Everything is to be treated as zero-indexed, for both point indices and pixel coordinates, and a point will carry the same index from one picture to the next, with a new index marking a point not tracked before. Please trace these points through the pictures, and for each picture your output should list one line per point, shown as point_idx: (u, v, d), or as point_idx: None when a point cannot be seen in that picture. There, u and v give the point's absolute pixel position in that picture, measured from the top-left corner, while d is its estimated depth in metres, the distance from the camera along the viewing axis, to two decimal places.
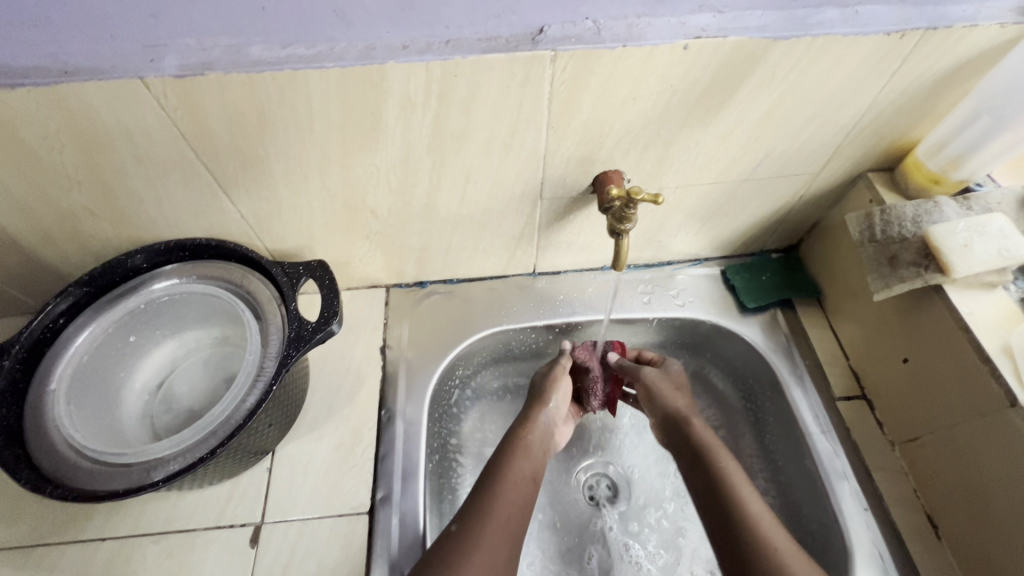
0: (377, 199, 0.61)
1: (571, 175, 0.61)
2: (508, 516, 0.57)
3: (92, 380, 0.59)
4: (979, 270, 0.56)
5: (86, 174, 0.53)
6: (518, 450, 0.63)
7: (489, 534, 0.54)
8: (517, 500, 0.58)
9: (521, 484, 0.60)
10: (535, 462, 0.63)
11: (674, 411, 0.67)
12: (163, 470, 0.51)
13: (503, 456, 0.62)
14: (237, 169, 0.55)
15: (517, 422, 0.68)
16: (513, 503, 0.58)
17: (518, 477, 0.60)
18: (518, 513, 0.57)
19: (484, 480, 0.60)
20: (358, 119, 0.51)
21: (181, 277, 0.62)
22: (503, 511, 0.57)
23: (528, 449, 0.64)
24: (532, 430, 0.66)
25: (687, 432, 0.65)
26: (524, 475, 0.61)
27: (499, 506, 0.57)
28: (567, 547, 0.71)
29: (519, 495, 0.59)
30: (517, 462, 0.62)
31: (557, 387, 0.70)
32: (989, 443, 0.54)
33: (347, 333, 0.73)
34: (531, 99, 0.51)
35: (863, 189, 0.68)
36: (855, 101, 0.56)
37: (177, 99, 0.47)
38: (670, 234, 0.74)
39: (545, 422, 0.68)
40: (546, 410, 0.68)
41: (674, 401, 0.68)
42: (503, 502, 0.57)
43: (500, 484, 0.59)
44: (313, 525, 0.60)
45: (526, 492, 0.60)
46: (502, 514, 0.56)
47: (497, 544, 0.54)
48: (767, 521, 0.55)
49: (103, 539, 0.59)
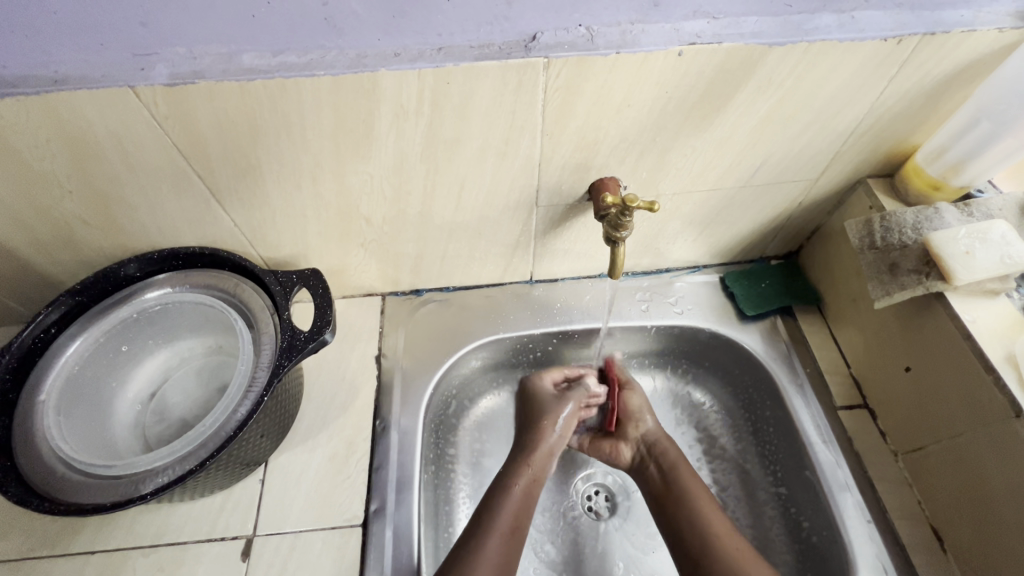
0: (371, 207, 0.60)
1: (566, 183, 0.60)
2: (495, 566, 0.55)
3: (83, 391, 0.58)
4: (981, 278, 0.55)
5: (78, 183, 0.52)
6: (515, 491, 0.62)
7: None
8: (505, 549, 0.57)
9: (511, 529, 0.59)
10: (527, 502, 0.62)
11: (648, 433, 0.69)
12: (152, 483, 0.51)
13: (494, 499, 0.61)
14: (230, 178, 0.54)
15: (521, 451, 0.67)
16: (501, 558, 0.56)
17: (509, 526, 0.58)
18: (506, 565, 0.56)
19: (473, 526, 0.59)
20: (351, 127, 0.51)
21: (174, 286, 0.61)
22: (492, 564, 0.55)
23: (530, 490, 0.63)
24: (534, 465, 0.66)
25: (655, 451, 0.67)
26: (512, 519, 0.59)
27: (487, 558, 0.55)
28: (558, 550, 0.71)
29: (508, 544, 0.57)
30: (506, 505, 0.60)
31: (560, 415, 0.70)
32: (993, 454, 0.53)
33: (342, 341, 0.73)
34: (525, 106, 0.50)
35: (862, 196, 0.67)
36: (854, 106, 0.56)
37: (168, 109, 0.47)
38: (669, 241, 0.73)
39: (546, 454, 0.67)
40: (551, 435, 0.68)
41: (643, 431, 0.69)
42: (492, 550, 0.56)
43: (489, 531, 0.57)
44: (305, 538, 0.59)
45: (513, 541, 0.58)
46: (492, 563, 0.55)
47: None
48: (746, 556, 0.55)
49: (92, 552, 0.58)
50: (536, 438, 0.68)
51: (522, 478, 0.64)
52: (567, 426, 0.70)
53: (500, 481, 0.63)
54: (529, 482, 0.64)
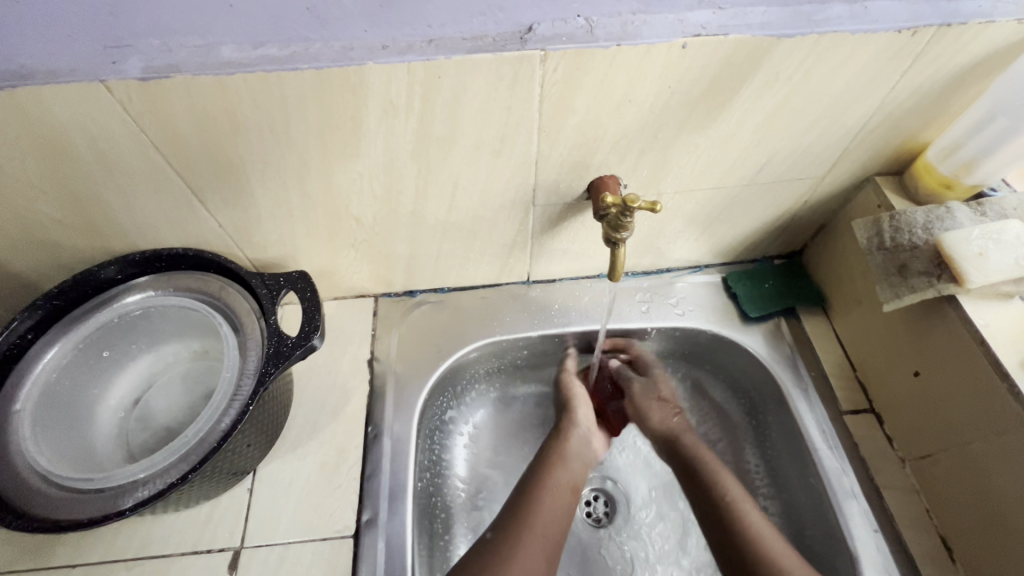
0: (362, 207, 0.58)
1: (564, 181, 0.58)
2: (546, 531, 0.57)
3: (61, 399, 0.56)
4: (995, 280, 0.53)
5: (51, 183, 0.50)
6: (560, 459, 0.64)
7: (527, 545, 0.55)
8: (557, 508, 0.60)
9: (557, 493, 0.61)
10: (571, 471, 0.64)
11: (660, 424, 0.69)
12: (132, 497, 0.48)
13: (539, 468, 0.63)
14: (213, 177, 0.52)
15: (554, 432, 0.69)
16: (552, 512, 0.59)
17: (557, 484, 0.61)
18: (555, 523, 0.58)
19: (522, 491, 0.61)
20: (338, 124, 0.48)
21: (156, 290, 0.59)
22: (543, 517, 0.58)
23: (567, 460, 0.65)
24: (569, 437, 0.67)
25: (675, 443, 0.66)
26: (566, 481, 0.63)
27: (540, 513, 0.58)
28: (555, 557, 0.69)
29: (558, 504, 0.60)
30: (557, 472, 0.63)
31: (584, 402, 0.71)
32: (1007, 463, 0.52)
33: (334, 345, 0.70)
34: (521, 101, 0.48)
35: (870, 194, 0.65)
36: (864, 102, 0.53)
37: (143, 104, 0.44)
38: (669, 240, 0.71)
39: (580, 432, 0.68)
40: (581, 418, 0.69)
41: (663, 423, 0.69)
42: (542, 516, 0.58)
43: (540, 492, 0.60)
44: (295, 549, 0.57)
45: (565, 500, 0.61)
46: (543, 521, 0.57)
47: (535, 552, 0.55)
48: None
49: (74, 565, 0.56)
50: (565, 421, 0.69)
51: (561, 451, 0.65)
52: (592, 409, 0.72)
53: (542, 454, 0.66)
54: (571, 452, 0.66)
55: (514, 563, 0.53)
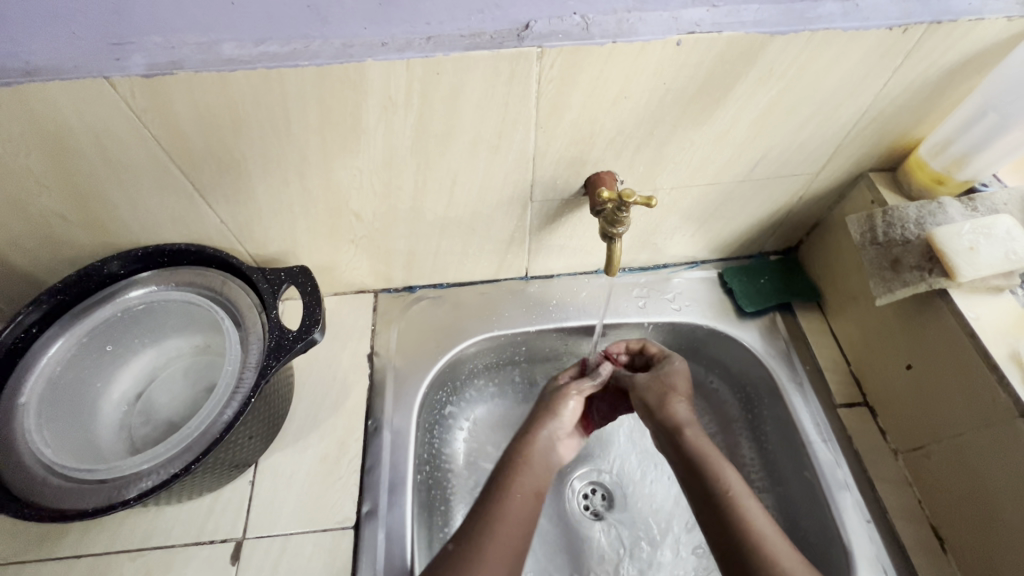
0: (361, 202, 0.59)
1: (562, 177, 0.59)
2: (509, 542, 0.54)
3: (65, 393, 0.56)
4: (985, 273, 0.54)
5: (55, 178, 0.50)
6: (525, 463, 0.61)
7: (488, 558, 0.52)
8: (520, 518, 0.56)
9: (523, 500, 0.57)
10: (538, 477, 0.60)
11: (670, 420, 0.62)
12: (136, 487, 0.49)
13: (502, 474, 0.59)
14: (214, 172, 0.53)
15: (522, 433, 0.65)
16: (516, 522, 0.55)
17: (521, 492, 0.58)
18: (519, 532, 0.55)
19: (484, 498, 0.57)
20: (338, 120, 0.49)
21: (158, 284, 0.60)
22: (507, 526, 0.55)
23: (532, 464, 0.61)
24: (535, 441, 0.63)
25: (680, 441, 0.60)
26: (530, 488, 0.59)
27: (503, 524, 0.55)
28: (554, 548, 0.70)
29: (521, 512, 0.56)
30: (519, 477, 0.59)
31: (569, 398, 0.66)
32: (996, 453, 0.53)
33: (334, 339, 0.71)
34: (518, 98, 0.49)
35: (864, 190, 0.66)
36: (856, 98, 0.54)
37: (146, 100, 0.45)
38: (666, 236, 0.72)
39: (548, 436, 0.64)
40: (556, 419, 0.65)
41: (665, 412, 0.63)
42: (506, 526, 0.55)
43: (503, 500, 0.56)
44: (296, 540, 0.57)
45: (529, 507, 0.57)
46: (506, 532, 0.54)
47: (498, 565, 0.52)
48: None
49: (78, 556, 0.57)
50: (536, 421, 0.65)
51: (527, 455, 0.62)
52: (576, 408, 0.67)
53: (507, 457, 0.62)
54: (537, 455, 0.62)
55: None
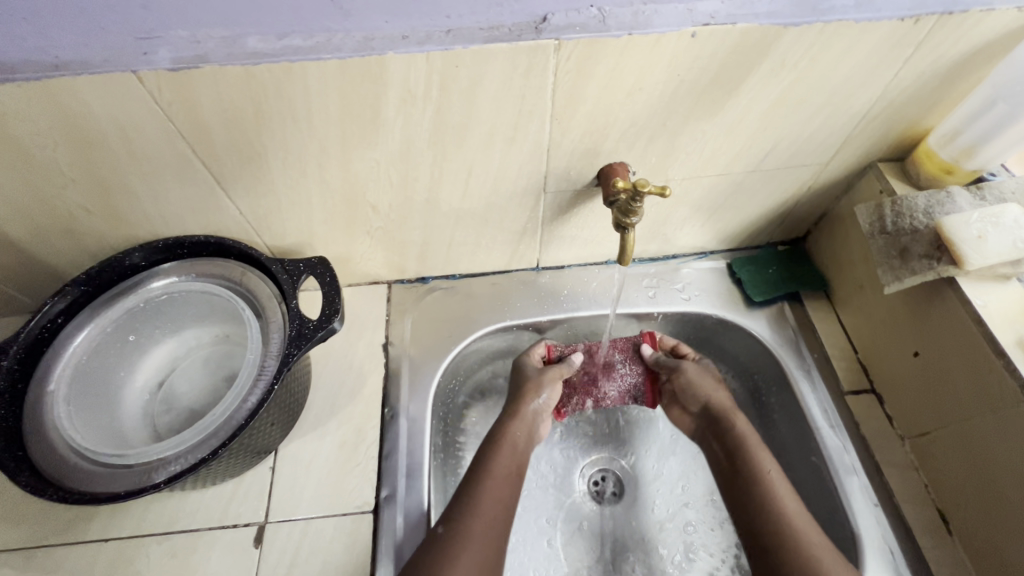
0: (378, 194, 0.60)
1: (575, 168, 0.60)
2: (491, 519, 0.56)
3: (91, 381, 0.58)
4: (993, 262, 0.54)
5: (81, 171, 0.51)
6: (503, 444, 0.63)
7: (473, 539, 0.54)
8: (500, 497, 0.58)
9: (503, 480, 0.60)
10: (517, 458, 0.63)
11: (718, 406, 0.67)
12: (164, 472, 0.51)
13: (483, 456, 0.62)
14: (235, 165, 0.54)
15: (504, 415, 0.67)
16: (496, 503, 0.58)
17: (501, 475, 0.60)
18: (500, 512, 0.57)
19: (467, 479, 0.60)
20: (358, 112, 0.50)
21: (180, 275, 0.61)
22: (487, 508, 0.57)
23: (513, 445, 0.63)
24: (516, 422, 0.65)
25: (729, 428, 0.65)
26: (509, 467, 0.61)
27: (483, 506, 0.57)
28: (556, 528, 0.72)
29: (502, 493, 0.59)
30: (499, 457, 0.61)
31: (546, 383, 0.68)
32: (1001, 438, 0.54)
33: (349, 330, 0.72)
34: (535, 90, 0.50)
35: (873, 179, 0.66)
36: (866, 89, 0.55)
37: (171, 93, 0.46)
38: (676, 227, 0.73)
39: (529, 416, 0.67)
40: (534, 401, 0.67)
41: (710, 397, 0.67)
42: (487, 505, 0.57)
43: (484, 481, 0.59)
44: (317, 524, 0.59)
45: (508, 486, 0.60)
46: (487, 514, 0.56)
47: (483, 545, 0.54)
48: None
49: (106, 540, 0.58)
50: (515, 403, 0.67)
51: (508, 435, 0.64)
52: (552, 390, 0.68)
53: (489, 439, 0.64)
54: (515, 436, 0.64)
55: (467, 562, 0.52)
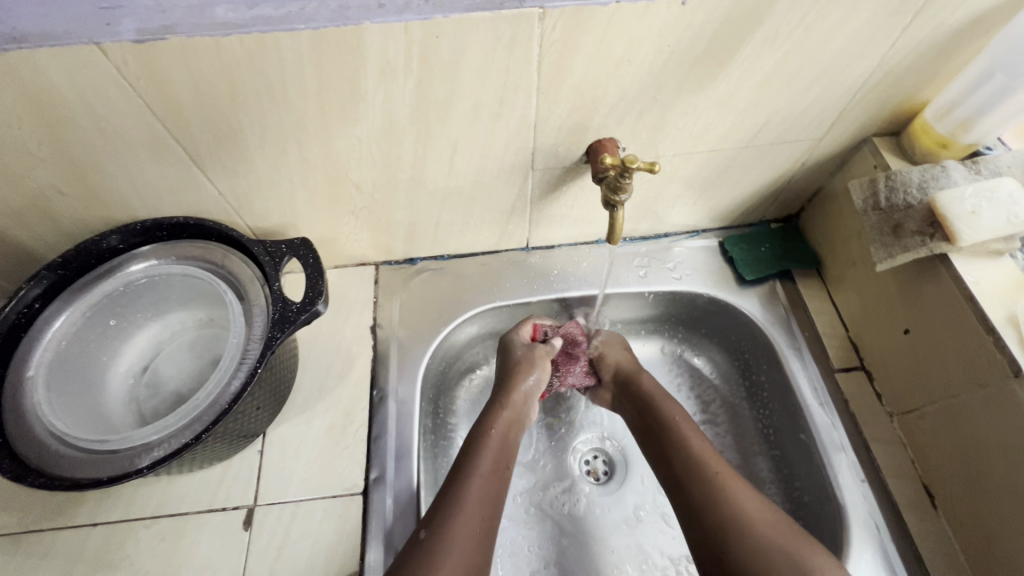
0: (361, 172, 0.58)
1: (563, 145, 0.58)
2: (477, 516, 0.54)
3: (73, 366, 0.57)
4: (986, 238, 0.54)
5: (49, 150, 0.49)
6: (492, 437, 0.60)
7: (458, 539, 0.52)
8: (486, 494, 0.55)
9: (490, 476, 0.57)
10: (505, 449, 0.60)
11: (623, 368, 0.69)
12: (147, 457, 0.50)
13: (471, 448, 0.59)
14: (211, 143, 0.52)
15: (493, 403, 0.64)
16: (483, 500, 0.55)
17: (489, 470, 0.57)
18: (487, 508, 0.55)
19: (451, 473, 0.57)
20: (336, 87, 0.48)
21: (160, 259, 0.60)
22: (473, 506, 0.54)
23: (503, 436, 0.61)
24: (506, 409, 0.63)
25: (636, 387, 0.67)
26: (497, 461, 0.59)
27: (468, 506, 0.54)
28: (544, 503, 0.72)
29: (490, 489, 0.56)
30: (486, 448, 0.59)
31: (532, 368, 0.66)
32: (989, 414, 0.54)
33: (337, 312, 0.72)
34: (519, 62, 0.48)
35: (868, 155, 0.65)
36: (863, 60, 0.53)
37: (139, 67, 0.44)
38: (667, 205, 0.72)
39: (519, 399, 0.65)
40: (524, 383, 0.66)
41: (620, 361, 0.70)
42: (472, 503, 0.54)
43: (469, 476, 0.56)
44: (307, 506, 0.59)
45: (496, 481, 0.57)
46: (471, 514, 0.53)
47: (468, 542, 0.52)
48: (770, 528, 0.52)
49: (94, 525, 0.58)
50: (506, 388, 0.65)
51: (498, 424, 0.62)
52: (539, 373, 0.67)
53: (478, 428, 0.61)
54: (505, 426, 0.62)
55: (454, 563, 0.50)
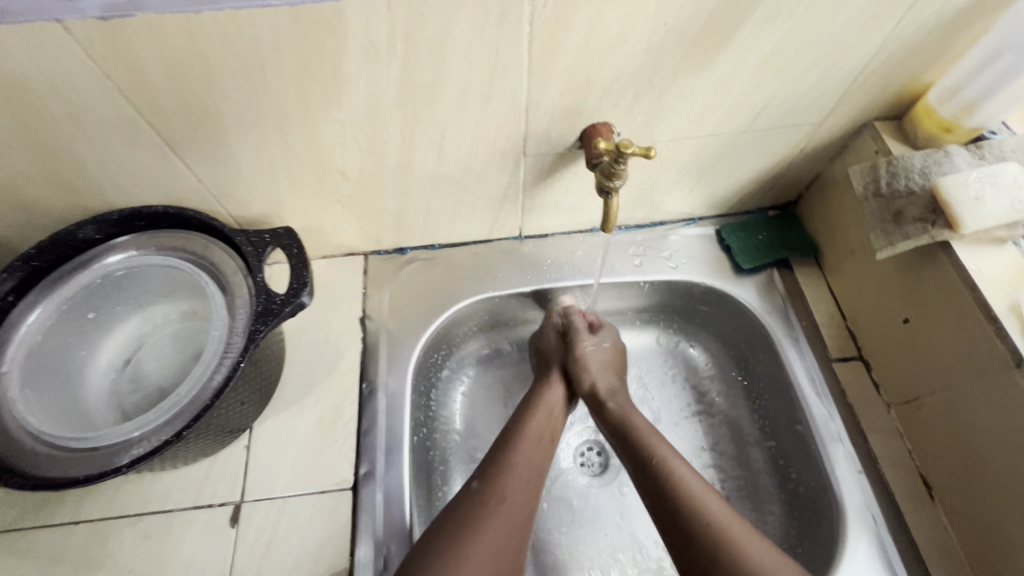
0: (345, 159, 0.56)
1: (556, 130, 0.56)
2: (525, 478, 0.55)
3: (50, 361, 0.55)
4: (989, 225, 0.53)
5: (16, 136, 0.47)
6: (539, 408, 0.63)
7: (506, 501, 0.53)
8: (533, 460, 0.57)
9: (536, 443, 0.59)
10: (551, 420, 0.63)
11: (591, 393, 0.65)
12: (127, 455, 0.48)
13: (519, 416, 0.62)
14: (187, 128, 0.50)
15: (540, 380, 0.68)
16: (530, 465, 0.57)
17: (535, 435, 0.60)
18: (534, 473, 0.56)
19: (500, 440, 0.59)
20: (316, 68, 0.46)
21: (138, 249, 0.58)
22: (521, 468, 0.56)
23: (551, 407, 0.64)
24: (553, 384, 0.66)
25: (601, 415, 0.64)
26: (544, 431, 0.61)
27: (516, 467, 0.56)
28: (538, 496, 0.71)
29: (536, 455, 0.58)
30: (534, 417, 0.62)
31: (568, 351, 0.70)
32: (989, 405, 0.53)
33: (325, 303, 0.70)
34: (509, 42, 0.46)
35: (868, 140, 0.63)
36: (866, 41, 0.52)
37: (106, 47, 0.41)
38: (663, 191, 0.70)
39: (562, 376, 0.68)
40: (565, 361, 0.69)
41: (597, 381, 0.66)
42: (519, 466, 0.56)
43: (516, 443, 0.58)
44: (295, 502, 0.58)
45: (543, 450, 0.59)
46: (519, 475, 0.55)
47: (515, 503, 0.53)
48: (774, 574, 0.46)
49: (77, 522, 0.57)
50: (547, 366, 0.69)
51: (546, 399, 0.64)
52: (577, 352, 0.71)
53: (526, 400, 0.65)
54: (551, 400, 0.64)
55: (499, 521, 0.51)
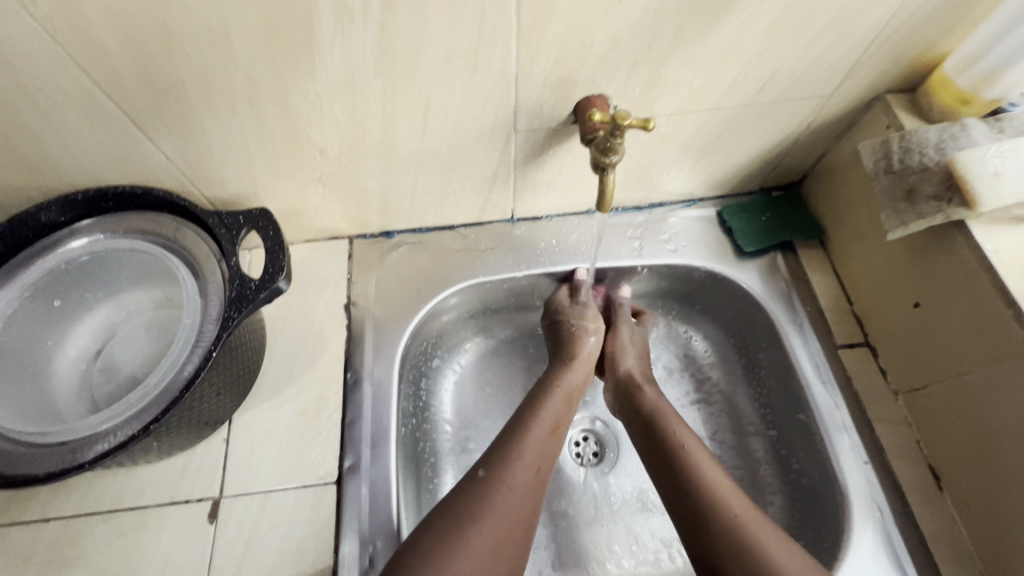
0: (323, 134, 0.52)
1: (548, 103, 0.52)
2: (534, 466, 0.52)
3: (13, 351, 0.52)
4: (1008, 202, 0.50)
5: None
6: (557, 393, 0.59)
7: (513, 493, 0.50)
8: (543, 451, 0.54)
9: (549, 433, 0.56)
10: (567, 410, 0.59)
11: (626, 372, 0.64)
12: (92, 450, 0.46)
13: (532, 403, 0.58)
14: (150, 100, 0.46)
15: (558, 362, 0.64)
16: (540, 455, 0.54)
17: (550, 425, 0.56)
18: (544, 463, 0.53)
19: (510, 426, 0.56)
20: (287, 32, 0.42)
21: (105, 233, 0.54)
22: (530, 457, 0.53)
23: (567, 394, 0.60)
24: (573, 369, 0.62)
25: (636, 395, 0.61)
26: (557, 419, 0.57)
27: (524, 455, 0.53)
28: None
29: (549, 446, 0.55)
30: (550, 405, 0.58)
31: (587, 335, 0.65)
32: (1004, 392, 0.50)
33: (308, 290, 0.67)
34: (495, 3, 0.42)
35: (879, 114, 0.60)
36: (880, 5, 0.48)
37: (52, 8, 0.38)
38: (662, 170, 0.66)
39: (582, 361, 0.64)
40: (587, 346, 0.65)
41: (632, 365, 0.65)
42: (528, 454, 0.53)
43: (526, 430, 0.55)
44: (277, 497, 0.55)
45: (553, 439, 0.56)
46: (527, 464, 0.52)
47: (522, 492, 0.50)
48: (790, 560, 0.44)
49: (47, 520, 0.54)
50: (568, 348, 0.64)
51: (563, 385, 0.61)
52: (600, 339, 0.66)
53: (542, 382, 0.61)
54: (570, 387, 0.61)
55: (503, 512, 0.48)
